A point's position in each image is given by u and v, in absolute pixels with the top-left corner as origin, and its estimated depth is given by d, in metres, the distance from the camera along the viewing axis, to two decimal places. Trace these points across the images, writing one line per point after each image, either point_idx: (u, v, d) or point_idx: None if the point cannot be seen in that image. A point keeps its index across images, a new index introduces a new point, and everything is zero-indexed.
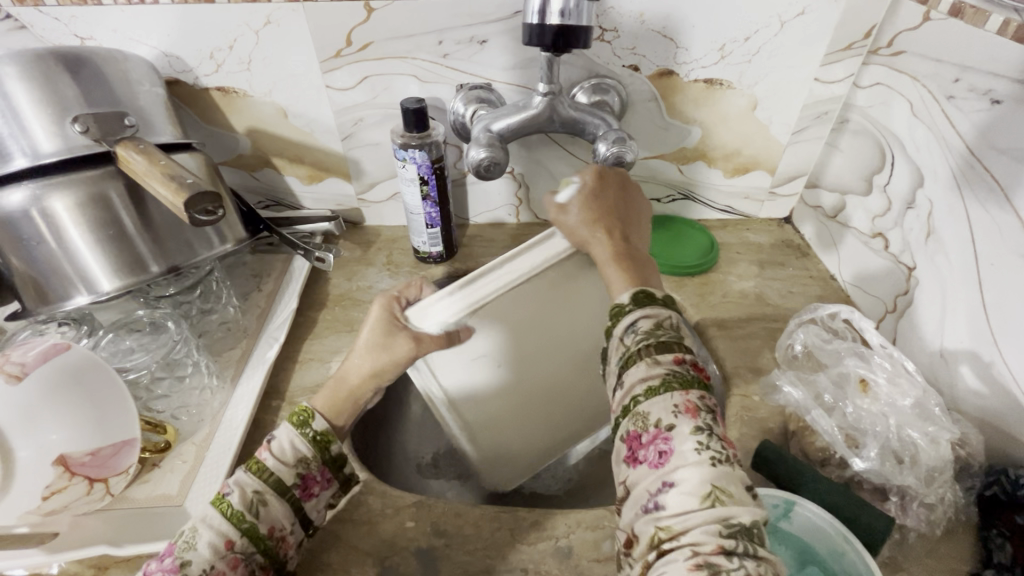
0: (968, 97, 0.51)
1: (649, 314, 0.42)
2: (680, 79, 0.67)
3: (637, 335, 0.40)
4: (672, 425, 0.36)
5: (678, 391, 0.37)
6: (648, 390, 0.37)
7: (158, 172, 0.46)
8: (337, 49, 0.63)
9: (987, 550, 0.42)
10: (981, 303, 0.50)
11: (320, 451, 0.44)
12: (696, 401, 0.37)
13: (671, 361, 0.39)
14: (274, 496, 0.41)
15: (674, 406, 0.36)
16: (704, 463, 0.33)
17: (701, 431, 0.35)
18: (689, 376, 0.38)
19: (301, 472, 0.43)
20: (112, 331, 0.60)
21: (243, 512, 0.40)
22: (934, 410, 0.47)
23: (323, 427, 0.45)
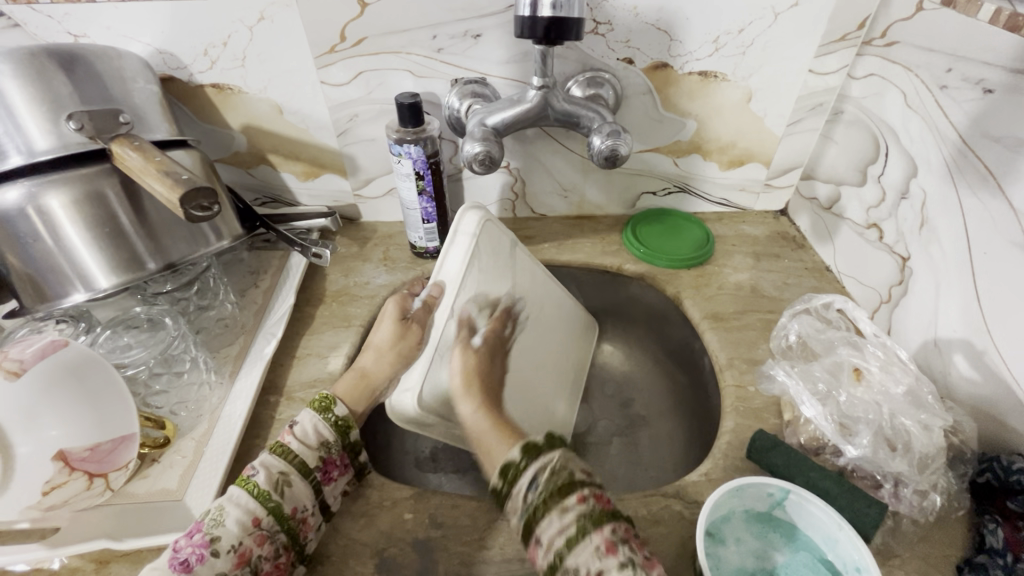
0: (961, 86, 0.51)
1: (544, 465, 0.42)
2: (675, 72, 0.67)
3: (536, 488, 0.41)
4: (600, 572, 0.36)
5: (594, 532, 0.38)
6: (568, 540, 0.38)
7: (153, 169, 0.46)
8: (332, 44, 0.63)
9: (980, 536, 0.43)
10: (974, 291, 0.51)
11: (341, 436, 0.49)
12: (611, 536, 0.38)
13: (576, 503, 0.39)
14: (298, 476, 0.45)
15: (595, 549, 0.37)
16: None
17: (626, 566, 0.36)
18: (597, 511, 0.39)
19: (323, 456, 0.47)
20: (110, 327, 0.60)
21: (269, 491, 0.43)
22: (927, 398, 0.48)
23: (343, 414, 0.50)
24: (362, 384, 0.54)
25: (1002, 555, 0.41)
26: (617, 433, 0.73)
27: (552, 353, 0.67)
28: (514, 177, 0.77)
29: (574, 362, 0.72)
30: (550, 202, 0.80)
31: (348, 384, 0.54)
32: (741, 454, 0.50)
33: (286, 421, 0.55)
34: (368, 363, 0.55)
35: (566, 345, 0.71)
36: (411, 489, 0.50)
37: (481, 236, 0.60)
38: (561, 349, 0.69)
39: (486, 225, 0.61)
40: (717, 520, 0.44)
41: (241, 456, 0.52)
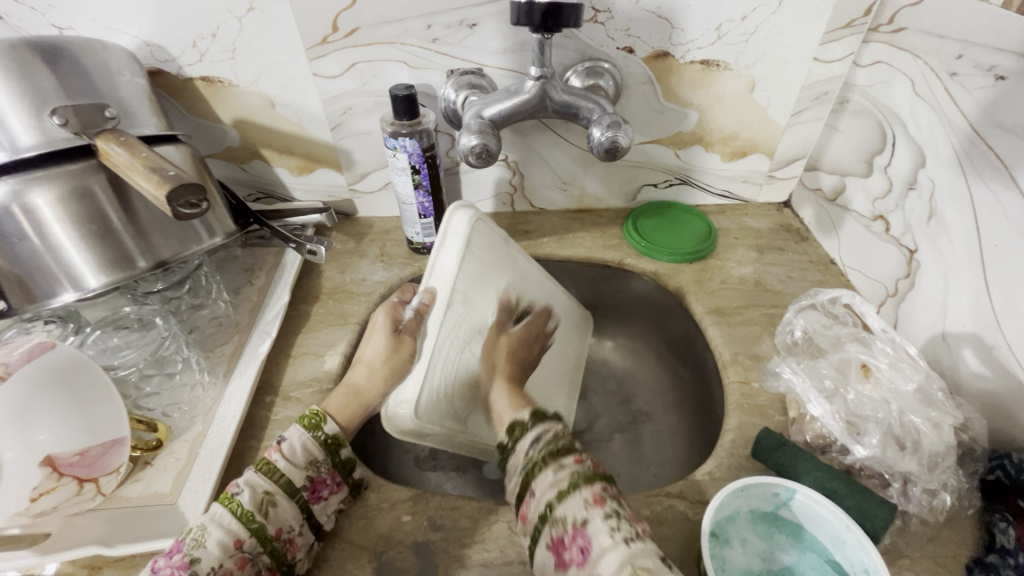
0: (972, 74, 0.49)
1: (544, 432, 0.44)
2: (676, 61, 0.65)
3: (536, 447, 0.43)
4: (585, 519, 0.37)
5: (584, 486, 0.39)
6: (559, 492, 0.39)
7: (140, 165, 0.45)
8: (324, 35, 0.61)
9: (991, 535, 0.42)
10: (985, 285, 0.49)
11: (331, 454, 0.47)
12: (602, 492, 0.39)
13: (573, 462, 0.41)
14: (283, 496, 0.43)
15: (584, 501, 0.38)
16: (620, 545, 0.36)
17: (611, 517, 0.37)
18: (592, 472, 0.41)
19: (311, 475, 0.45)
20: (100, 328, 0.58)
21: (253, 511, 0.42)
22: (937, 395, 0.47)
23: (333, 432, 0.48)
24: (354, 401, 0.51)
25: (1014, 554, 0.40)
26: (618, 430, 0.72)
27: (550, 353, 0.66)
28: (512, 170, 0.75)
29: (571, 360, 0.71)
30: (549, 195, 0.79)
31: (339, 401, 0.51)
32: (745, 452, 0.49)
33: (282, 422, 0.54)
34: (360, 379, 0.52)
35: (562, 344, 0.69)
36: (410, 491, 0.49)
37: (471, 236, 0.59)
38: (559, 348, 0.68)
39: (477, 225, 0.60)
40: (722, 521, 0.43)
41: (236, 458, 0.51)
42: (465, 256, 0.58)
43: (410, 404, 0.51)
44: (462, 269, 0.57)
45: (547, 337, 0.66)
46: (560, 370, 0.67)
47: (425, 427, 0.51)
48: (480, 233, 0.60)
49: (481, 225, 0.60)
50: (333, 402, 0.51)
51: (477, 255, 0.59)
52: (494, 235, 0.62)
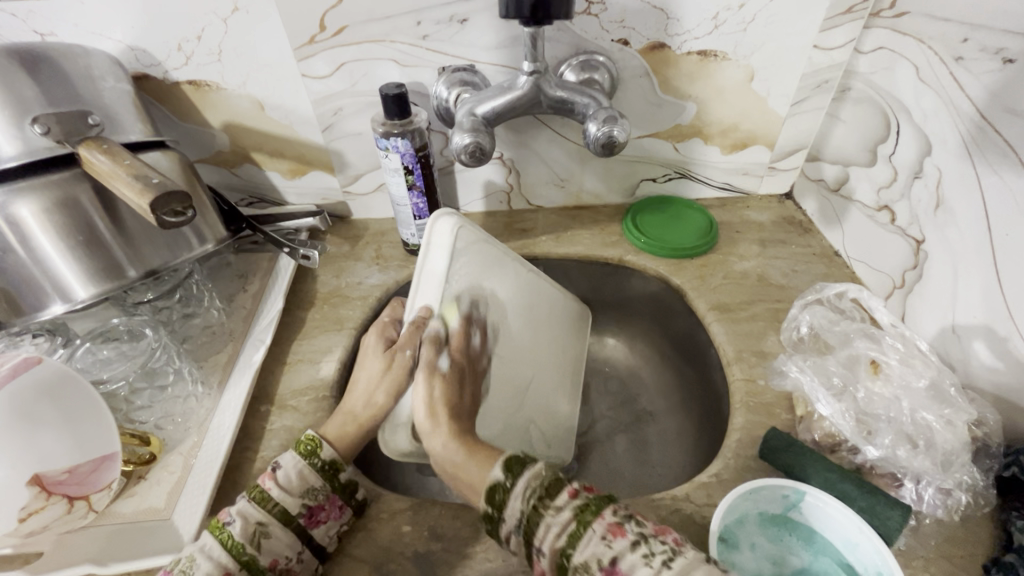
0: (978, 57, 0.48)
1: (532, 476, 0.39)
2: (673, 52, 0.64)
3: (527, 490, 0.38)
4: (614, 557, 0.34)
5: (594, 521, 0.36)
6: (570, 536, 0.35)
7: (123, 173, 0.44)
8: (311, 35, 0.60)
9: (1008, 534, 0.41)
10: (996, 276, 0.48)
11: (328, 480, 0.45)
12: (615, 518, 0.36)
13: (568, 499, 0.37)
14: (276, 525, 0.42)
15: (602, 538, 0.35)
16: (662, 574, 0.33)
17: (637, 544, 0.34)
18: (592, 501, 0.37)
19: (307, 502, 0.44)
20: (88, 341, 0.57)
21: (243, 543, 0.40)
22: (949, 391, 0.45)
23: (330, 456, 0.46)
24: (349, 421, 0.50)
25: None
26: (619, 430, 0.71)
27: (551, 351, 0.65)
28: (508, 168, 0.74)
29: (574, 355, 0.69)
30: (546, 192, 0.77)
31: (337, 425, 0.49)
32: (752, 454, 0.48)
33: (278, 431, 0.53)
34: (357, 401, 0.51)
35: (563, 341, 0.68)
36: (409, 500, 0.48)
37: (456, 245, 0.56)
38: (558, 343, 0.67)
39: (459, 232, 0.56)
40: (732, 524, 0.42)
41: (232, 470, 0.50)
42: (452, 263, 0.55)
43: (405, 429, 0.51)
44: (453, 281, 0.55)
45: (548, 335, 0.65)
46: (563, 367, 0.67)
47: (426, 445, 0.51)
48: (467, 241, 0.57)
49: (466, 233, 0.57)
50: (333, 424, 0.50)
51: (468, 259, 0.57)
52: (478, 238, 0.59)
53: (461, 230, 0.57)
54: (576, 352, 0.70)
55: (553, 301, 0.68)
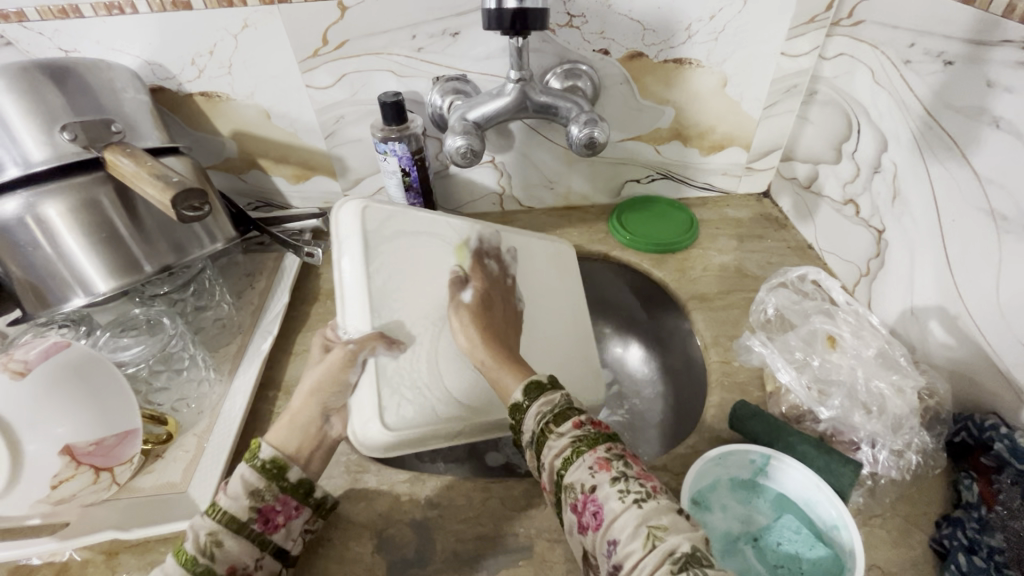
0: (924, 60, 0.52)
1: (545, 402, 0.44)
2: (650, 60, 0.69)
3: (540, 416, 0.43)
4: (593, 485, 0.38)
5: (588, 452, 0.40)
6: (565, 461, 0.40)
7: (146, 173, 0.48)
8: (315, 48, 0.65)
9: (958, 492, 0.44)
10: (946, 259, 0.52)
11: (274, 479, 0.44)
12: (605, 454, 0.40)
13: (571, 428, 0.42)
14: (228, 535, 0.41)
15: (589, 468, 0.39)
16: (631, 508, 0.36)
17: (618, 480, 0.38)
18: (593, 435, 0.41)
19: (257, 506, 0.43)
20: (109, 331, 0.61)
21: (196, 556, 0.40)
22: (899, 359, 0.49)
23: (271, 455, 0.44)
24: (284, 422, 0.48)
25: (977, 508, 0.42)
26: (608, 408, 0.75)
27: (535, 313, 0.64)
28: (500, 171, 0.78)
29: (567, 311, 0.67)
30: (536, 193, 0.82)
31: (279, 429, 0.48)
32: (725, 426, 0.52)
33: None
34: (311, 416, 0.48)
35: (549, 302, 0.66)
36: (407, 473, 0.51)
37: (367, 228, 0.57)
38: (542, 298, 0.65)
39: (367, 213, 0.58)
40: (704, 488, 0.45)
41: (242, 448, 0.54)
42: (368, 249, 0.56)
43: (376, 423, 0.49)
44: (372, 265, 0.56)
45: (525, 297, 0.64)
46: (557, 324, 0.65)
47: (405, 432, 0.49)
48: (379, 220, 0.58)
49: (373, 212, 0.58)
50: (289, 443, 0.47)
51: (386, 242, 0.58)
52: (391, 218, 0.59)
53: (363, 213, 0.58)
54: (570, 307, 0.68)
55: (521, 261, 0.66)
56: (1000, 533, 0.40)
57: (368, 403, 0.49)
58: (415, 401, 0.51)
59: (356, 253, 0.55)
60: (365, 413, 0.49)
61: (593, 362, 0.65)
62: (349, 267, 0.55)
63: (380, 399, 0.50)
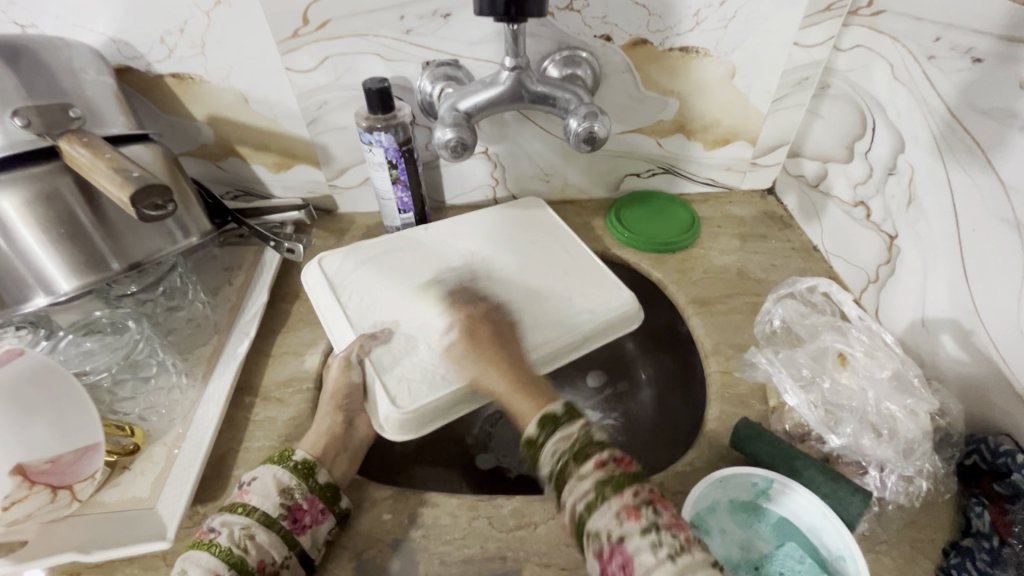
0: (949, 56, 0.49)
1: (564, 434, 0.41)
2: (655, 48, 0.64)
3: (557, 453, 0.40)
4: (621, 535, 0.35)
5: (614, 497, 0.37)
6: (588, 505, 0.37)
7: (103, 166, 0.44)
8: (294, 29, 0.60)
9: (966, 518, 0.42)
10: (962, 271, 0.49)
11: (304, 479, 0.45)
12: (634, 500, 0.36)
13: (594, 468, 0.38)
14: (261, 528, 0.41)
15: (615, 516, 0.36)
16: (665, 564, 0.34)
17: (649, 531, 0.35)
18: (615, 476, 0.38)
19: (287, 503, 0.43)
20: (71, 333, 0.57)
21: (230, 547, 0.39)
22: (914, 381, 0.46)
23: (303, 456, 0.46)
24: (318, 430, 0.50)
25: (989, 539, 0.40)
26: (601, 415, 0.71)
27: (527, 270, 0.64)
28: (493, 163, 0.74)
29: (562, 252, 0.66)
30: (530, 187, 0.78)
31: (313, 437, 0.49)
32: (725, 443, 0.49)
33: (262, 423, 0.54)
34: (333, 420, 0.51)
35: (544, 249, 0.66)
36: (390, 489, 0.49)
37: (330, 271, 0.63)
38: (532, 247, 0.67)
39: (326, 258, 0.65)
40: (702, 512, 0.43)
41: (215, 460, 0.51)
42: (334, 285, 0.62)
43: (389, 408, 0.51)
44: (342, 292, 0.61)
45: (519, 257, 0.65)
46: (552, 264, 0.65)
47: (417, 405, 0.50)
48: (338, 259, 0.64)
49: (331, 254, 0.65)
50: (316, 443, 0.49)
51: (351, 270, 0.63)
52: (349, 254, 0.65)
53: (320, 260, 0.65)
54: (561, 244, 0.67)
55: (507, 228, 0.69)
56: (1013, 570, 0.38)
57: (377, 398, 0.52)
58: (423, 379, 0.53)
59: (325, 289, 0.61)
60: (382, 410, 0.51)
61: (604, 275, 0.63)
62: (324, 303, 0.61)
63: (384, 385, 0.52)
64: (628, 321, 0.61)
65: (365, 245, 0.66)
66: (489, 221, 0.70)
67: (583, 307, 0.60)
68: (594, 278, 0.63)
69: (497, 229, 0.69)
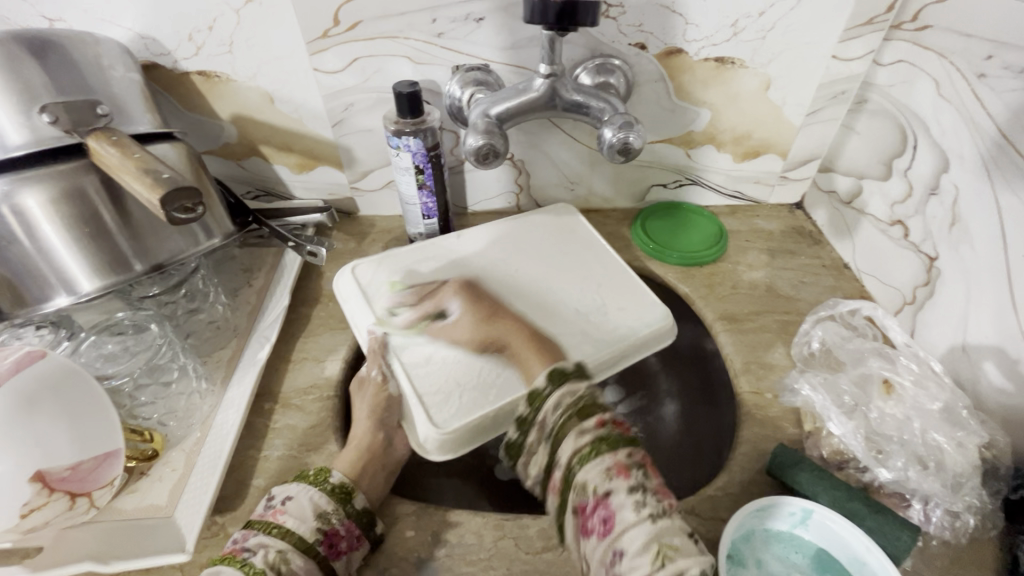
0: (1002, 75, 0.47)
1: (568, 392, 0.44)
2: (689, 58, 0.63)
3: (561, 409, 0.42)
4: (608, 490, 0.37)
5: (607, 453, 0.39)
6: (581, 458, 0.39)
7: (132, 167, 0.43)
8: (324, 29, 0.59)
9: (1013, 556, 0.41)
10: (1010, 297, 0.48)
11: (342, 504, 0.44)
12: (626, 460, 0.38)
13: (595, 425, 0.40)
14: (297, 552, 0.40)
15: (606, 470, 0.38)
16: (645, 522, 0.35)
17: (636, 490, 0.37)
18: (615, 436, 0.39)
19: (323, 528, 0.42)
20: (94, 334, 0.57)
21: (266, 570, 0.38)
22: (962, 413, 0.45)
23: (340, 479, 0.46)
24: (354, 446, 0.50)
25: None
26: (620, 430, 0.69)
27: (561, 281, 0.63)
28: (517, 169, 0.73)
29: (593, 261, 0.66)
30: (555, 195, 0.76)
31: (349, 453, 0.49)
32: (759, 469, 0.48)
33: (282, 431, 0.53)
34: (371, 435, 0.50)
35: (577, 261, 0.65)
36: (414, 504, 0.48)
37: (362, 281, 0.62)
38: (568, 257, 0.66)
39: (357, 268, 0.64)
40: (737, 541, 0.42)
41: (234, 469, 0.50)
42: (367, 296, 0.61)
43: (427, 424, 0.50)
44: (376, 301, 0.60)
45: (553, 265, 0.65)
46: (587, 277, 0.64)
47: (455, 425, 0.50)
48: (369, 270, 0.64)
49: (362, 264, 0.64)
50: (355, 459, 0.48)
51: (382, 280, 0.62)
52: (382, 264, 0.64)
53: (350, 270, 0.64)
54: (596, 255, 0.66)
55: (536, 236, 0.68)
56: None
57: (415, 415, 0.51)
58: (460, 399, 0.52)
59: (359, 299, 0.60)
60: (421, 429, 0.50)
61: (642, 289, 0.62)
62: (357, 314, 0.60)
63: (421, 402, 0.51)
64: (665, 334, 0.60)
65: (396, 254, 0.65)
66: (521, 229, 0.69)
67: (623, 322, 0.59)
68: (631, 291, 0.62)
69: (527, 238, 0.68)
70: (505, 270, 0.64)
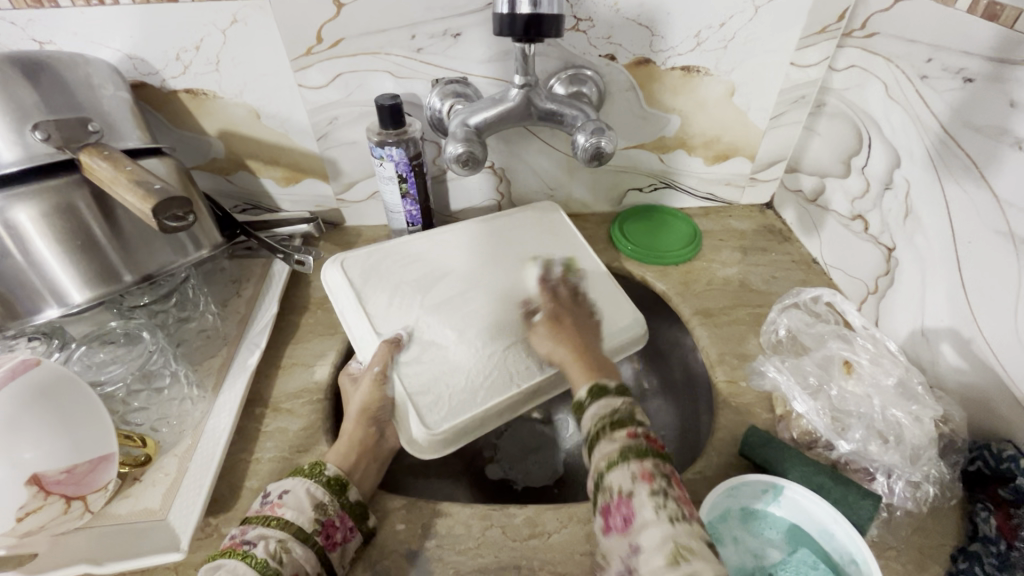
0: (941, 76, 0.51)
1: (606, 405, 0.44)
2: (658, 67, 0.66)
3: (599, 417, 0.43)
4: (631, 492, 0.38)
5: (634, 460, 0.39)
6: (610, 462, 0.40)
7: (124, 178, 0.45)
8: (308, 46, 0.61)
9: (972, 524, 0.43)
10: (960, 281, 0.51)
11: (337, 496, 0.46)
12: (651, 468, 0.39)
13: (627, 436, 0.41)
14: (296, 542, 0.41)
15: (632, 474, 0.39)
16: (662, 522, 0.36)
17: (657, 494, 0.37)
18: (643, 447, 0.40)
19: (321, 519, 0.43)
20: (86, 344, 0.57)
21: (267, 560, 0.39)
22: (917, 389, 0.49)
23: (335, 472, 0.47)
24: (347, 441, 0.51)
25: (996, 543, 0.41)
26: None
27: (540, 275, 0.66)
28: (498, 177, 0.76)
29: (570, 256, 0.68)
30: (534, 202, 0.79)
31: (340, 448, 0.50)
32: (733, 452, 0.50)
33: (272, 434, 0.54)
34: (365, 432, 0.52)
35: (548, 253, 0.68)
36: (403, 499, 0.49)
37: (351, 278, 0.64)
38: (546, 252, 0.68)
39: (346, 265, 0.65)
40: (714, 520, 0.44)
41: (226, 471, 0.51)
42: (356, 294, 0.62)
43: (420, 425, 0.51)
44: (366, 300, 0.62)
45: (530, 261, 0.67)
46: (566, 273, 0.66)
47: (446, 425, 0.51)
48: (358, 268, 0.65)
49: (351, 262, 0.65)
50: (348, 456, 0.50)
51: (372, 278, 0.64)
52: (369, 263, 0.66)
53: (338, 267, 0.65)
54: (573, 252, 0.69)
55: (514, 234, 0.71)
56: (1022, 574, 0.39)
57: (407, 415, 0.52)
58: (450, 400, 0.53)
59: (350, 297, 0.62)
60: (414, 431, 0.51)
61: (618, 289, 0.64)
62: (349, 310, 0.61)
63: (415, 403, 0.53)
64: (639, 334, 0.62)
65: (383, 250, 0.67)
66: (500, 225, 0.71)
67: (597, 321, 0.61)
68: (609, 291, 0.64)
69: (506, 232, 0.71)
70: (485, 267, 0.66)
